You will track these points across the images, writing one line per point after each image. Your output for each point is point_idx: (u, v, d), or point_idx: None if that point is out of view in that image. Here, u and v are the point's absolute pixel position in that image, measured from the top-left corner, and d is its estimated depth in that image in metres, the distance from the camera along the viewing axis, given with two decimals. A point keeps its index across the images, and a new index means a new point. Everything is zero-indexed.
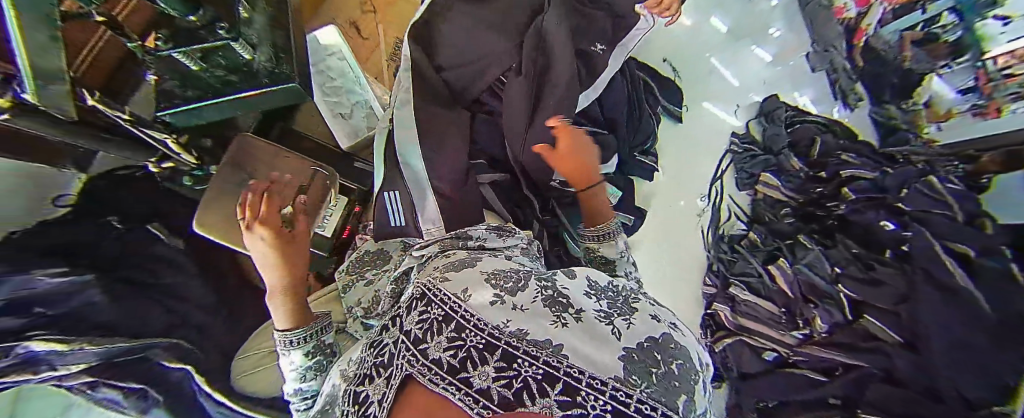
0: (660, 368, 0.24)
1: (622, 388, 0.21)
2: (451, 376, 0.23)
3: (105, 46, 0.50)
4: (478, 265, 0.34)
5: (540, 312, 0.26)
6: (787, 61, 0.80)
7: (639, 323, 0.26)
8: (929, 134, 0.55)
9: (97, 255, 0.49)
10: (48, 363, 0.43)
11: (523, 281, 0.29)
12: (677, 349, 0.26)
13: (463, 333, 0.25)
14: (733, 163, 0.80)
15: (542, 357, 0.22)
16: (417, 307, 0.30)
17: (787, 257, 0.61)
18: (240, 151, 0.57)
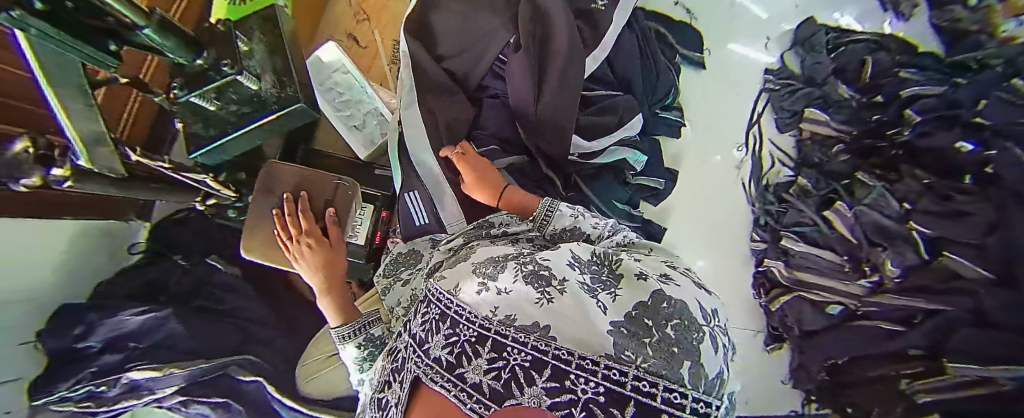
0: (653, 337, 0.28)
1: (613, 366, 0.25)
2: (448, 372, 0.29)
3: (142, 106, 0.60)
4: (468, 260, 0.38)
5: (524, 295, 0.30)
6: None
7: (625, 294, 0.30)
8: (1011, 28, 0.59)
9: (174, 293, 0.63)
10: (146, 388, 0.55)
11: (504, 264, 0.33)
12: (668, 310, 0.30)
13: (456, 329, 0.30)
14: (770, 102, 0.75)
15: (530, 344, 0.27)
16: (422, 310, 0.36)
17: (846, 200, 0.61)
18: (268, 177, 0.57)
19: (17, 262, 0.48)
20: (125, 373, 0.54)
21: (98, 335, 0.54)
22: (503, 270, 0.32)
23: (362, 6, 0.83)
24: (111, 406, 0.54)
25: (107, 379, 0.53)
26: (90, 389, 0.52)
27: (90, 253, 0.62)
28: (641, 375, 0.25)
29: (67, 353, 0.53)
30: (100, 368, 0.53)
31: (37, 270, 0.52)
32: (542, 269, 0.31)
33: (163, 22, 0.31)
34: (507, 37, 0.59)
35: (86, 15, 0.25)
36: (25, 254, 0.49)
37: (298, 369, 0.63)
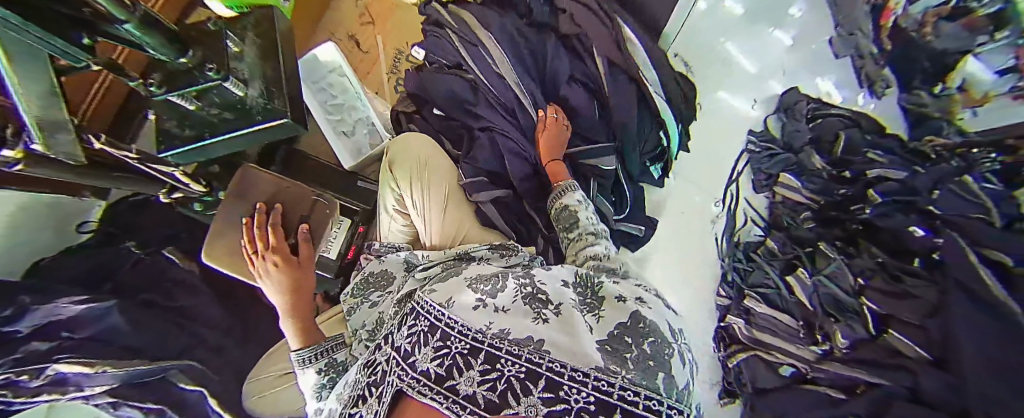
0: (632, 352, 0.34)
1: (601, 378, 0.30)
2: (439, 384, 0.31)
3: (111, 86, 0.58)
4: (460, 279, 0.42)
5: (522, 312, 0.36)
6: (807, 46, 0.81)
7: (608, 316, 0.37)
8: (964, 120, 0.52)
9: (121, 283, 0.59)
10: (75, 384, 0.52)
11: (503, 285, 0.39)
12: (645, 329, 0.36)
13: (449, 343, 0.34)
14: (750, 162, 0.79)
15: (525, 356, 0.31)
16: (408, 324, 0.38)
17: (807, 267, 0.61)
18: (244, 182, 0.55)
19: None
20: (51, 365, 0.51)
21: (26, 321, 0.51)
22: (503, 290, 0.38)
23: (368, 10, 0.83)
24: (30, 398, 0.50)
25: (32, 368, 0.49)
26: (10, 377, 0.48)
27: (31, 231, 0.57)
28: (627, 385, 0.31)
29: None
30: (25, 355, 0.50)
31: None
32: (540, 293, 0.37)
33: (146, 18, 0.31)
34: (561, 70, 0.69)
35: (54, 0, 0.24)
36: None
37: (245, 383, 0.61)
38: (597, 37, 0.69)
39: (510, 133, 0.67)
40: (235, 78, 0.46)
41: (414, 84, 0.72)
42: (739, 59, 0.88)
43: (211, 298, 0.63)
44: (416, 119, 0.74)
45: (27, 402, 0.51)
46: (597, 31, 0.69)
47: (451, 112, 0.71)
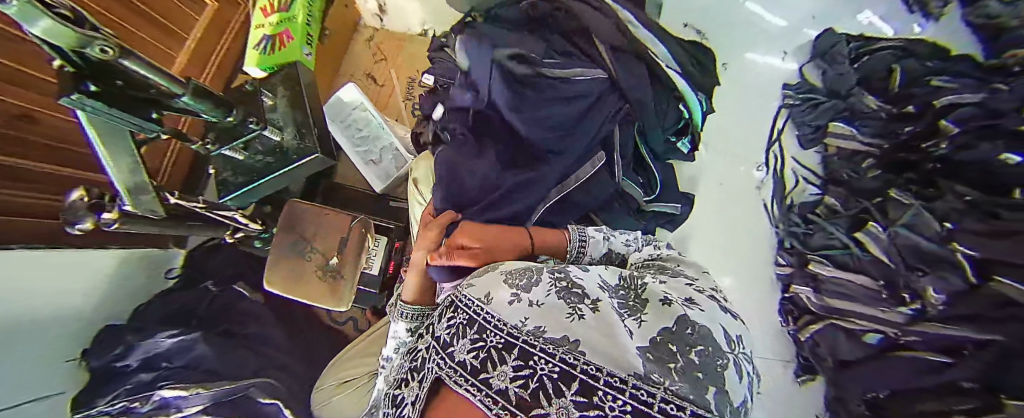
0: (677, 362, 0.29)
1: (640, 387, 0.26)
2: (474, 377, 0.30)
3: (178, 154, 0.67)
4: (495, 270, 0.40)
5: (557, 307, 0.34)
6: None
7: (649, 319, 0.33)
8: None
9: (203, 317, 0.66)
10: (176, 406, 0.57)
11: (538, 279, 0.37)
12: (692, 336, 0.31)
13: (484, 335, 0.33)
14: (790, 118, 0.73)
15: (558, 355, 0.29)
16: (447, 315, 0.38)
17: (878, 220, 0.57)
18: (291, 216, 0.63)
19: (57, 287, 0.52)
20: (157, 391, 0.57)
21: (133, 356, 0.59)
22: (537, 285, 0.36)
23: (379, 49, 0.90)
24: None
25: (140, 396, 0.56)
26: (126, 403, 0.55)
27: (128, 282, 0.65)
28: (668, 397, 0.26)
29: (105, 373, 0.57)
30: (134, 385, 0.57)
31: (71, 299, 0.56)
32: (575, 288, 0.35)
33: (199, 89, 0.36)
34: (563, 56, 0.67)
35: (133, 89, 0.29)
36: (66, 280, 0.53)
37: (312, 392, 0.65)
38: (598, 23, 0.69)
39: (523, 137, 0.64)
40: (271, 126, 0.54)
41: (429, 106, 0.76)
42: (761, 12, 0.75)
43: (274, 324, 0.70)
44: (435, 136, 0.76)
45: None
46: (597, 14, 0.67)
47: None
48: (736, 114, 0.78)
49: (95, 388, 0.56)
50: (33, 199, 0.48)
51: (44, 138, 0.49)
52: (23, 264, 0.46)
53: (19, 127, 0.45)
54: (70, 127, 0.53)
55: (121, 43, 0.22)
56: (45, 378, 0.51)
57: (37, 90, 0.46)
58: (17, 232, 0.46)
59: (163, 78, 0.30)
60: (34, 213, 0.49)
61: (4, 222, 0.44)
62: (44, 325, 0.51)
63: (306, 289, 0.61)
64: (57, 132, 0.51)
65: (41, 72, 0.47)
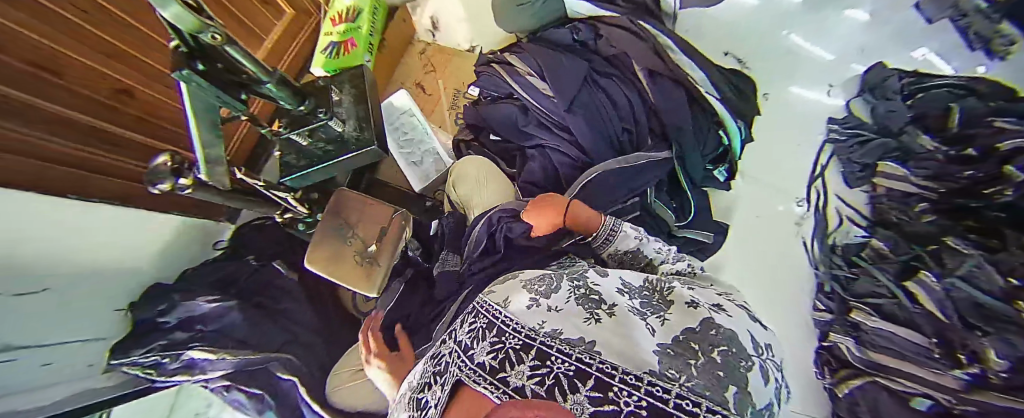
0: (698, 360, 0.29)
1: (656, 383, 0.27)
2: (491, 375, 0.32)
3: (245, 136, 0.75)
4: (510, 280, 0.43)
5: (575, 313, 0.35)
6: (879, 23, 0.76)
7: (672, 320, 0.34)
8: None
9: (242, 288, 0.68)
10: (200, 368, 0.60)
11: (557, 286, 0.39)
12: (715, 336, 0.32)
13: (503, 336, 0.34)
14: (835, 155, 0.72)
15: (575, 356, 0.30)
16: (468, 321, 0.40)
17: (933, 269, 0.56)
18: (338, 202, 0.69)
19: (117, 240, 0.56)
20: (186, 351, 0.58)
21: (174, 314, 0.60)
22: (557, 291, 0.38)
23: (429, 61, 0.98)
24: (168, 378, 0.59)
25: (172, 353, 0.58)
26: (157, 358, 0.57)
27: (184, 246, 0.70)
28: (684, 394, 0.26)
29: (146, 326, 0.59)
30: (169, 342, 0.58)
31: (133, 255, 0.60)
32: (593, 294, 0.37)
33: (281, 78, 0.41)
34: (602, 79, 0.74)
35: (229, 73, 0.32)
36: (128, 234, 0.58)
37: (329, 374, 0.67)
38: (637, 50, 0.74)
39: (562, 150, 0.72)
40: (337, 118, 0.60)
41: (473, 116, 0.82)
42: (806, 46, 0.79)
43: (301, 303, 0.71)
44: (475, 146, 0.83)
45: (166, 381, 0.60)
46: (639, 42, 0.74)
47: (506, 137, 0.79)
48: (778, 144, 0.77)
49: (131, 340, 0.58)
50: (110, 161, 0.53)
51: (138, 111, 0.55)
52: (87, 216, 0.50)
53: (117, 100, 0.51)
54: (160, 102, 0.59)
55: (225, 30, 0.26)
56: (84, 323, 0.53)
57: (144, 72, 0.54)
58: (82, 187, 0.49)
59: (254, 66, 0.34)
60: (118, 176, 0.55)
61: (70, 176, 0.47)
62: (101, 271, 0.55)
63: (344, 270, 0.66)
64: (146, 105, 0.56)
65: (148, 56, 0.54)
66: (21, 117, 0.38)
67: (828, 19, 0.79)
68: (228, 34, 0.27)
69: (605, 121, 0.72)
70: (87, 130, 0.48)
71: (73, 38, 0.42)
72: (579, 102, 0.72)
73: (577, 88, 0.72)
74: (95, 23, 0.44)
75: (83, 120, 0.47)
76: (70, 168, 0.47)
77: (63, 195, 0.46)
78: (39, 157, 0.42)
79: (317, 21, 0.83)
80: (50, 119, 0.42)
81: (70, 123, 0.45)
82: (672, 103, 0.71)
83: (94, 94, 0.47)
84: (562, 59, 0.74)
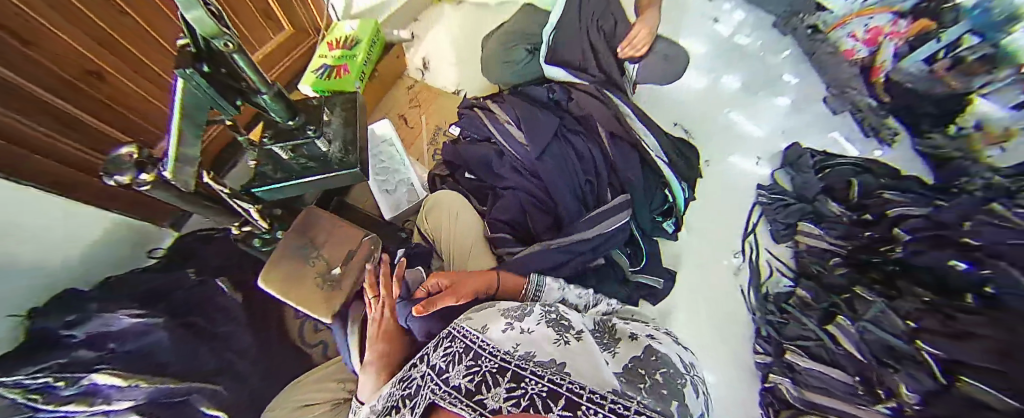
0: (646, 382, 0.33)
1: (618, 401, 0.29)
2: (469, 398, 0.31)
3: (216, 137, 0.70)
4: (486, 309, 0.43)
5: (547, 336, 0.36)
6: (799, 109, 0.95)
7: (622, 351, 0.37)
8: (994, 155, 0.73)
9: (174, 303, 0.59)
10: (104, 397, 0.48)
11: (529, 312, 0.40)
12: (656, 361, 0.36)
13: (479, 360, 0.34)
14: (764, 215, 0.86)
15: (547, 378, 0.31)
16: (443, 345, 0.38)
17: (846, 315, 0.67)
18: (306, 221, 0.65)
19: (47, 242, 0.50)
20: (90, 373, 0.48)
21: (85, 327, 0.51)
22: (529, 316, 0.39)
23: (416, 96, 1.03)
24: (56, 408, 0.46)
25: (69, 375, 0.47)
26: (47, 381, 0.46)
27: (109, 249, 0.60)
28: (643, 409, 0.29)
29: (46, 340, 0.49)
30: (70, 361, 0.48)
31: (53, 253, 0.51)
32: (562, 319, 0.39)
33: (278, 94, 0.41)
34: (577, 131, 0.83)
35: (229, 78, 0.33)
36: (56, 230, 0.50)
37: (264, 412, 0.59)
38: (601, 113, 0.84)
39: (536, 194, 0.77)
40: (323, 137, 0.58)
41: (450, 154, 0.85)
42: (744, 124, 0.96)
43: (243, 327, 0.64)
44: (450, 181, 0.87)
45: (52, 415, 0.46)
46: (603, 108, 0.85)
47: (480, 176, 0.83)
48: (718, 203, 0.90)
49: (23, 354, 0.47)
50: (65, 147, 0.48)
51: (106, 97, 0.51)
52: (15, 202, 0.43)
53: (85, 82, 0.48)
54: (131, 91, 0.55)
55: (240, 41, 0.28)
56: None
57: (124, 60, 0.51)
58: (23, 169, 0.43)
59: (256, 77, 0.34)
60: (64, 162, 0.49)
61: (13, 155, 0.41)
62: (14, 270, 0.47)
63: (301, 292, 0.61)
64: (116, 93, 0.53)
65: (133, 45, 0.52)
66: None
67: (757, 104, 0.97)
68: (240, 44, 0.29)
69: (574, 169, 0.79)
70: (40, 105, 0.43)
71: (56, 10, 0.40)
72: (556, 148, 0.79)
73: (551, 137, 0.79)
74: (84, 1, 0.42)
75: (41, 95, 0.43)
76: (13, 145, 0.41)
77: None
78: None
79: (313, 43, 0.86)
80: (5, 87, 0.38)
81: (24, 96, 0.41)
82: (632, 159, 0.80)
83: (62, 70, 0.44)
84: (537, 113, 0.82)
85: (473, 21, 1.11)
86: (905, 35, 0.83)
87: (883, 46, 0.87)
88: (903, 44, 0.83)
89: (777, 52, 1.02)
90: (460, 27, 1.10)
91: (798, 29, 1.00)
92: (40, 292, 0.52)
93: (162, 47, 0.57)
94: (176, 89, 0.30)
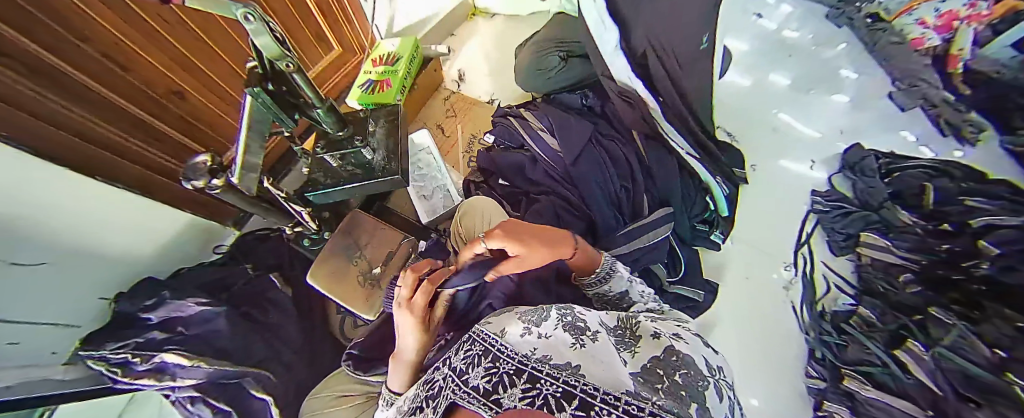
0: (664, 383, 0.30)
1: (632, 402, 0.27)
2: (485, 397, 0.29)
3: (274, 148, 0.79)
4: (506, 310, 0.41)
5: (562, 340, 0.35)
6: (860, 107, 0.89)
7: (642, 350, 0.35)
8: None
9: (234, 295, 0.68)
10: (170, 374, 0.58)
11: (546, 314, 0.38)
12: (677, 361, 0.33)
13: (497, 362, 0.32)
14: (819, 223, 0.80)
15: (563, 378, 0.29)
16: (463, 348, 0.37)
17: (919, 340, 0.60)
18: (351, 223, 0.72)
19: (132, 231, 0.59)
20: (159, 353, 0.57)
21: (157, 312, 0.60)
22: (546, 318, 0.37)
23: (452, 107, 1.08)
24: (132, 381, 0.56)
25: (144, 353, 0.57)
26: (128, 356, 0.56)
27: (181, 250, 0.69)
28: (657, 410, 0.27)
29: (127, 320, 0.59)
30: (143, 341, 0.58)
31: (134, 248, 0.61)
32: (578, 321, 0.37)
33: (330, 107, 0.46)
34: (609, 136, 0.82)
35: (289, 95, 0.38)
36: (146, 224, 0.60)
37: (306, 398, 0.65)
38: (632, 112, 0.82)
39: (566, 198, 0.76)
40: (369, 147, 0.63)
41: (485, 161, 0.87)
42: (795, 125, 0.90)
43: (293, 319, 0.71)
44: (484, 187, 0.87)
45: (128, 385, 0.57)
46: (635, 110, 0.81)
47: (513, 181, 0.84)
48: (770, 210, 0.84)
49: (107, 332, 0.58)
50: (148, 154, 0.57)
51: (185, 113, 0.60)
52: (98, 197, 0.51)
53: (166, 98, 0.56)
54: (206, 108, 0.64)
55: (298, 62, 0.33)
56: (65, 307, 0.53)
57: (200, 81, 0.60)
58: (117, 170, 0.53)
59: (312, 93, 0.39)
60: (145, 165, 0.57)
61: (107, 160, 0.51)
62: (100, 260, 0.57)
63: (345, 287, 0.67)
64: (193, 109, 0.62)
65: (209, 67, 0.61)
66: (74, 94, 0.44)
67: (812, 103, 0.91)
68: (298, 64, 0.33)
69: (608, 173, 0.77)
70: (123, 114, 0.51)
71: (143, 38, 0.48)
72: (585, 154, 0.78)
73: (583, 141, 0.79)
74: (167, 29, 0.51)
75: (132, 111, 0.52)
76: (99, 149, 0.49)
77: (88, 174, 0.48)
78: (83, 135, 0.47)
79: (359, 60, 0.94)
80: (100, 104, 0.47)
81: (118, 111, 0.50)
82: (670, 160, 0.79)
83: (150, 90, 0.53)
84: (569, 118, 0.83)
85: (507, 36, 1.15)
86: (987, 18, 0.78)
87: (960, 32, 0.82)
88: (986, 28, 0.78)
89: (833, 46, 0.96)
90: (494, 42, 1.14)
91: (855, 20, 0.95)
92: (126, 281, 0.62)
93: (235, 70, 0.66)
94: (243, 111, 0.34)
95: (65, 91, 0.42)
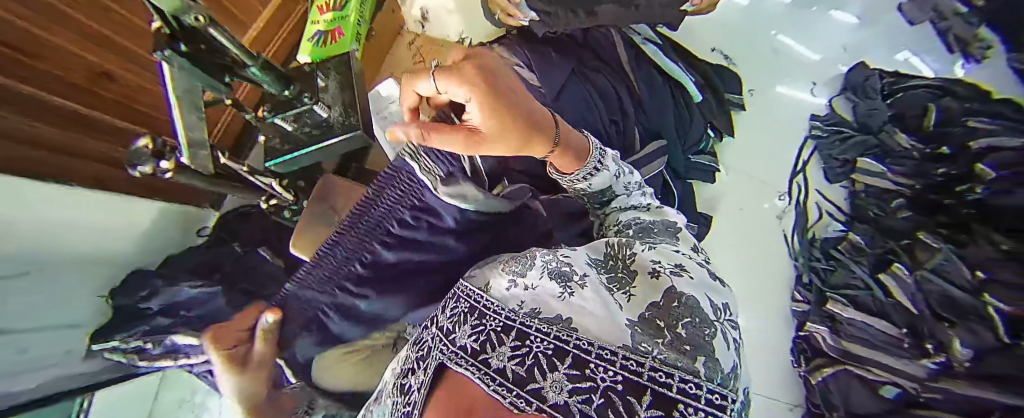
0: (665, 337, 0.27)
1: (630, 357, 0.25)
2: (472, 357, 0.27)
3: (231, 124, 0.72)
4: (490, 263, 0.38)
5: (548, 291, 0.31)
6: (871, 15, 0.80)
7: (638, 294, 0.31)
8: None
9: (228, 273, 0.67)
10: (184, 353, 0.56)
11: (530, 262, 0.34)
12: (679, 309, 0.29)
13: (483, 319, 0.30)
14: (817, 150, 0.78)
15: (553, 334, 0.27)
16: (447, 306, 0.35)
17: (904, 263, 0.63)
18: (324, 188, 0.69)
19: (104, 227, 0.55)
20: (170, 335, 0.57)
21: (157, 299, 0.60)
22: (531, 268, 0.33)
23: (419, 53, 0.97)
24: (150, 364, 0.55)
25: (155, 337, 0.56)
26: (139, 343, 0.55)
27: (161, 236, 0.67)
28: (659, 366, 0.24)
29: (131, 313, 0.59)
30: (151, 328, 0.58)
31: (116, 241, 0.58)
32: (564, 266, 0.33)
33: (265, 63, 0.39)
34: (598, 72, 0.75)
35: (215, 56, 0.31)
36: (112, 216, 0.56)
37: None
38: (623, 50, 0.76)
39: None
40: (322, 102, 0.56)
41: None
42: (795, 46, 0.83)
43: None
44: None
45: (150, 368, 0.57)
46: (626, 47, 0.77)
47: None
48: (769, 139, 0.82)
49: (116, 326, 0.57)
50: (98, 149, 0.51)
51: (122, 96, 0.52)
52: (60, 207, 0.47)
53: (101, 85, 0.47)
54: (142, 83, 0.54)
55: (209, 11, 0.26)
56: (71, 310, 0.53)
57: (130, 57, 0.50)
58: (61, 173, 0.46)
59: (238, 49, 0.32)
60: (94, 159, 0.50)
61: (55, 162, 0.45)
62: (87, 258, 0.54)
63: None
64: (131, 92, 0.53)
65: (140, 43, 0.51)
66: (21, 108, 0.37)
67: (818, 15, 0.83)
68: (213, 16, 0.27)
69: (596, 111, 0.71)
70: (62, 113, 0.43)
71: (66, 25, 0.38)
72: (570, 91, 0.71)
73: (563, 77, 0.72)
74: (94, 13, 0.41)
75: (74, 107, 0.45)
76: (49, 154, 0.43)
77: (39, 178, 0.42)
78: (27, 142, 0.40)
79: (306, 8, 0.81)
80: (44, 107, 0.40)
81: (56, 108, 0.42)
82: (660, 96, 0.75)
83: (80, 78, 0.44)
84: (555, 53, 0.73)
85: None
86: None
87: None
88: None
89: None
90: None
91: None
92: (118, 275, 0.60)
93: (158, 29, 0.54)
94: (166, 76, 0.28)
95: (9, 106, 0.35)
